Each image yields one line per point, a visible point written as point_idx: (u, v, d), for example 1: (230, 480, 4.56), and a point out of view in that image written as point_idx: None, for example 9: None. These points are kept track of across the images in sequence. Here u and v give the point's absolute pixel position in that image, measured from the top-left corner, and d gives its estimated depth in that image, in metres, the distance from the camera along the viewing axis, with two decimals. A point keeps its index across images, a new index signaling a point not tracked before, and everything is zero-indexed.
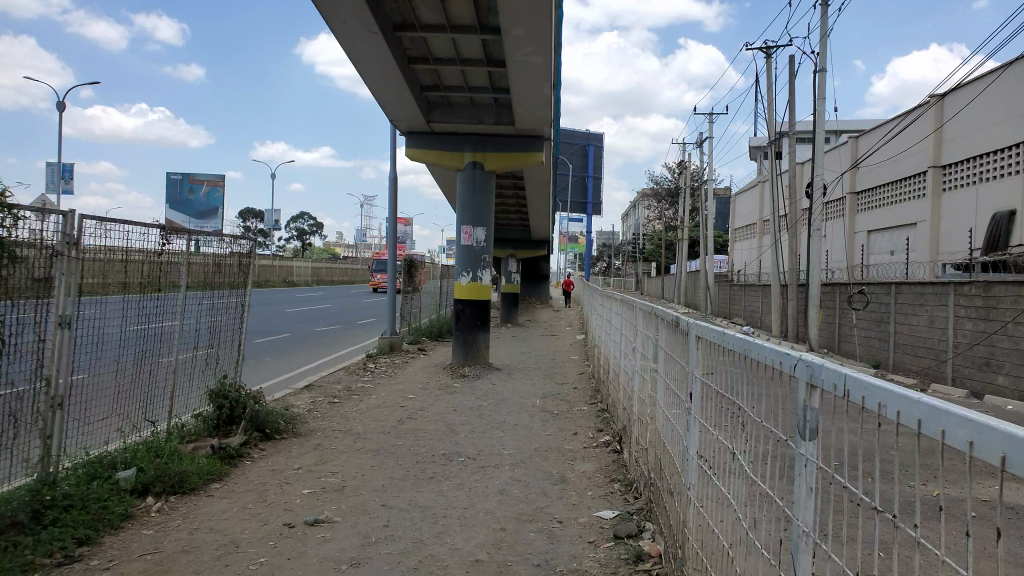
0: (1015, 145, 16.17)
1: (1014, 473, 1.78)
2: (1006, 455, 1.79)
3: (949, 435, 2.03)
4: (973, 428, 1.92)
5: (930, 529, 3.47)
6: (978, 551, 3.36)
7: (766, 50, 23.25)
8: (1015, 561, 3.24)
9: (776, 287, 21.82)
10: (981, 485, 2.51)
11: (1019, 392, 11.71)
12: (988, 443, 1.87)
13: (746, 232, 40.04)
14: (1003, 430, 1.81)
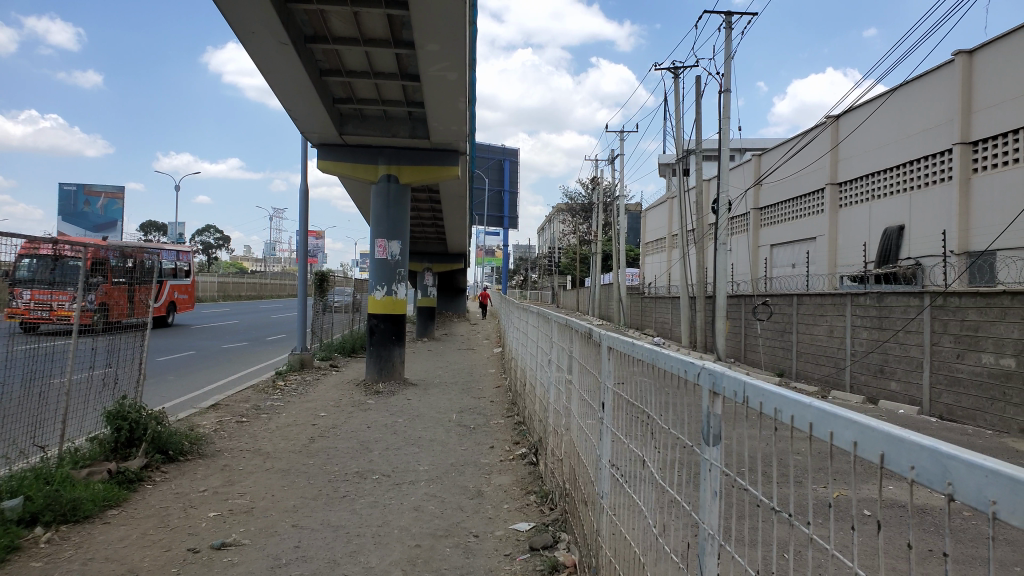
0: (905, 164, 17.32)
1: (890, 471, 1.89)
2: (883, 454, 1.90)
3: (837, 436, 2.16)
4: (857, 429, 2.05)
5: (828, 529, 3.65)
6: (872, 546, 3.57)
7: (674, 70, 24.09)
8: (905, 556, 3.44)
9: (686, 299, 22.50)
10: (873, 484, 2.66)
11: (909, 397, 12.48)
12: (871, 442, 1.99)
13: (657, 245, 41.21)
14: (882, 431, 1.93)
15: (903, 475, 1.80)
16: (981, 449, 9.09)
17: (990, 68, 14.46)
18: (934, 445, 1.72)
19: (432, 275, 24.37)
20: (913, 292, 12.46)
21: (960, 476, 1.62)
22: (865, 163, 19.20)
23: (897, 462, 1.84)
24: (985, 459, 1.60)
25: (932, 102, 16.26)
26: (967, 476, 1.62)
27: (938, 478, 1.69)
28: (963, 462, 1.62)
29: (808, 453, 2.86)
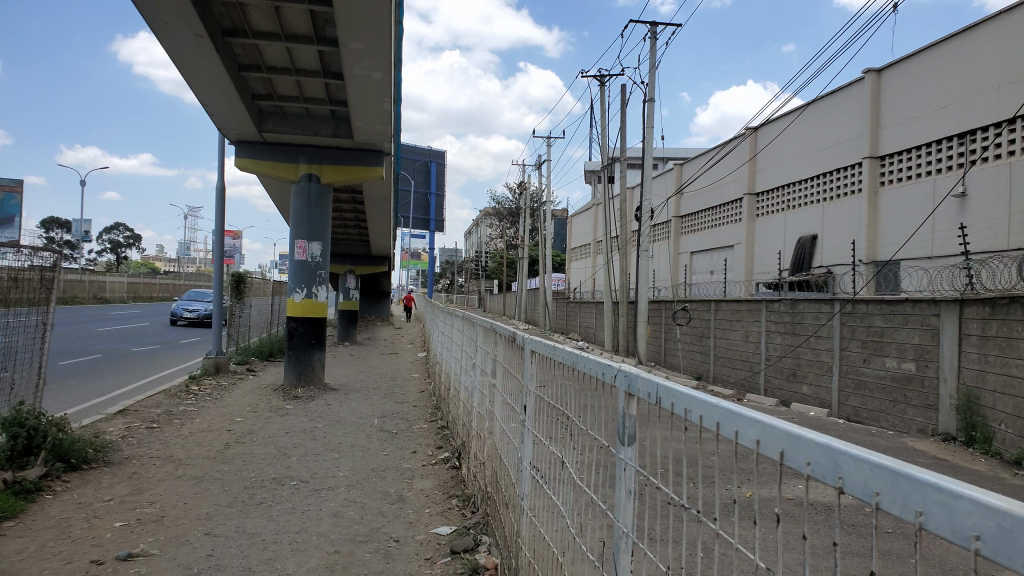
0: (818, 176, 18.09)
1: (788, 467, 2.00)
2: (783, 451, 2.01)
3: (743, 435, 2.26)
4: (760, 428, 2.16)
5: (738, 527, 3.78)
6: (781, 543, 3.71)
7: (600, 79, 24.54)
8: (807, 552, 3.60)
9: (609, 304, 22.90)
10: (775, 481, 2.78)
11: (819, 400, 13.05)
12: (772, 441, 2.09)
13: (583, 251, 41.81)
14: (782, 429, 2.03)
15: (799, 472, 1.90)
16: (884, 448, 9.58)
17: (896, 87, 15.27)
18: (826, 443, 1.81)
19: (354, 278, 24.02)
20: (824, 299, 13.00)
21: (848, 471, 1.71)
22: (781, 175, 19.98)
23: (795, 459, 1.94)
24: (872, 454, 1.70)
25: (843, 117, 17.04)
26: (856, 471, 1.71)
27: (830, 473, 1.78)
28: (850, 458, 1.71)
29: (719, 451, 2.96)
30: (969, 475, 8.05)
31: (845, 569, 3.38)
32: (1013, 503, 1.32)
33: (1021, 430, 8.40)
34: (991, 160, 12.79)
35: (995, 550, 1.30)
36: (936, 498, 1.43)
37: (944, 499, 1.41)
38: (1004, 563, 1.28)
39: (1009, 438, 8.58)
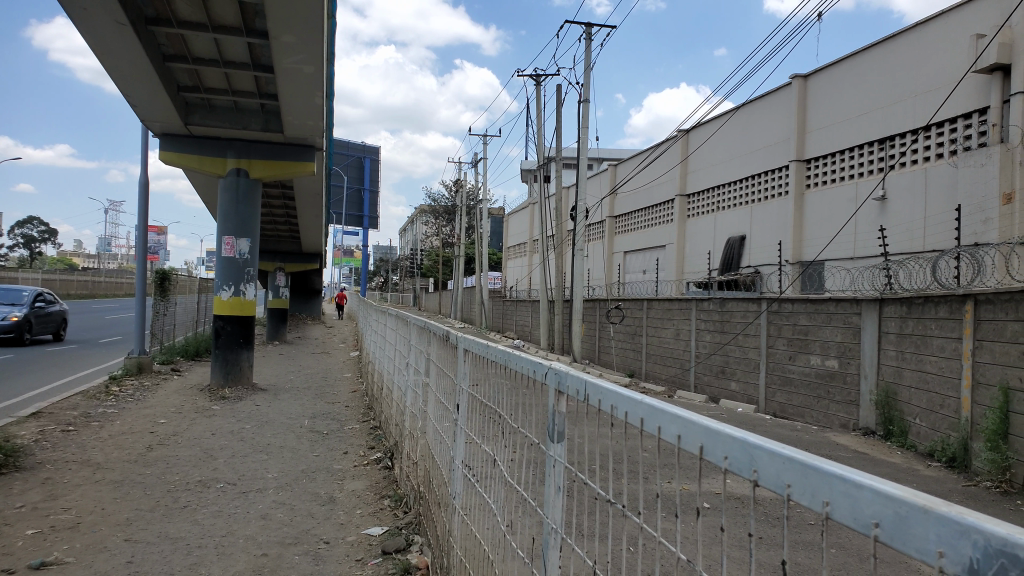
0: (747, 178, 18.63)
1: (707, 461, 2.07)
2: (702, 446, 2.07)
3: (665, 430, 2.34)
4: (681, 424, 2.23)
5: (663, 521, 3.88)
6: (705, 536, 3.82)
7: (535, 78, 24.68)
8: (726, 545, 3.72)
9: (544, 302, 23.08)
10: (698, 476, 2.86)
11: (747, 396, 13.46)
12: (692, 436, 2.16)
13: (518, 249, 42.02)
14: (701, 424, 2.10)
15: (718, 466, 1.96)
16: (807, 443, 9.94)
17: (820, 94, 15.86)
18: (743, 438, 1.87)
19: (284, 275, 23.50)
20: (752, 298, 13.38)
21: (763, 464, 1.77)
22: (711, 176, 20.51)
23: (714, 453, 2.01)
24: (784, 447, 1.76)
25: (771, 122, 17.61)
26: (770, 464, 1.77)
27: (746, 467, 1.85)
28: (765, 452, 1.77)
29: (647, 448, 3.03)
30: (885, 467, 8.44)
31: (763, 560, 3.51)
32: (908, 491, 1.39)
33: (934, 424, 8.85)
34: (910, 165, 13.37)
35: (892, 537, 1.36)
36: (841, 489, 1.50)
37: (848, 490, 1.48)
38: (900, 549, 1.35)
39: (923, 431, 9.07)
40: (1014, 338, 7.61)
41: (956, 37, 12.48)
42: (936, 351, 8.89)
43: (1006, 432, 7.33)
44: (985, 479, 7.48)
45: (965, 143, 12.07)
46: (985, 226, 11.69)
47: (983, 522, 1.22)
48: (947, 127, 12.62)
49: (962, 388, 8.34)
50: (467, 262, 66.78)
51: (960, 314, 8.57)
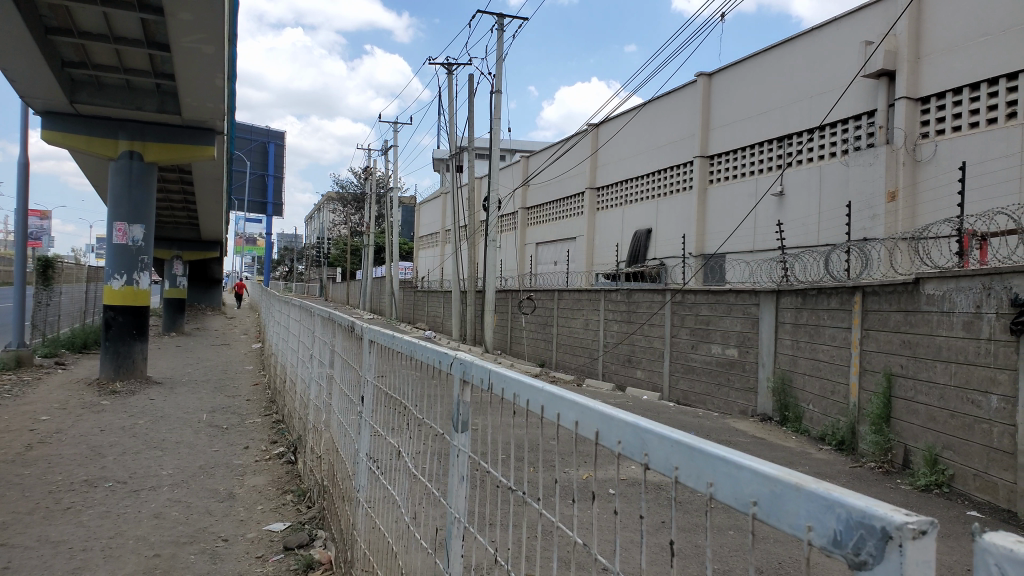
0: (656, 171, 19.12)
1: (603, 446, 2.12)
2: (597, 431, 2.13)
3: (564, 416, 2.41)
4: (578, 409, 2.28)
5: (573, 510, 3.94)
6: (610, 522, 3.93)
7: (448, 67, 24.46)
8: (628, 531, 3.82)
9: (456, 292, 23.01)
10: (601, 465, 2.92)
11: (652, 384, 13.87)
12: (588, 421, 2.22)
13: (430, 240, 41.78)
14: (596, 410, 2.15)
15: (611, 450, 2.02)
16: (708, 429, 10.33)
17: (723, 92, 16.43)
18: (635, 423, 1.93)
19: (182, 263, 22.46)
20: (657, 289, 13.75)
21: (652, 447, 1.83)
22: (620, 170, 20.97)
23: (609, 436, 2.06)
24: (672, 431, 1.83)
25: (677, 118, 18.14)
26: (660, 448, 1.83)
27: (637, 450, 1.90)
28: (654, 435, 1.83)
29: (550, 436, 3.07)
30: (780, 451, 8.89)
31: (666, 546, 3.64)
32: (783, 471, 1.46)
33: (825, 409, 9.37)
34: (806, 163, 14.03)
35: (767, 514, 1.43)
36: (724, 470, 1.56)
37: (729, 470, 1.54)
38: (775, 525, 1.42)
39: (816, 416, 9.59)
40: (896, 327, 8.11)
41: (847, 42, 13.11)
42: (828, 341, 9.39)
43: (889, 416, 8.00)
44: (870, 461, 8.07)
45: (856, 143, 12.79)
46: (872, 223, 12.29)
47: (846, 497, 1.30)
48: (840, 127, 13.29)
49: (851, 375, 8.84)
50: (377, 252, 65.74)
51: (849, 306, 9.08)
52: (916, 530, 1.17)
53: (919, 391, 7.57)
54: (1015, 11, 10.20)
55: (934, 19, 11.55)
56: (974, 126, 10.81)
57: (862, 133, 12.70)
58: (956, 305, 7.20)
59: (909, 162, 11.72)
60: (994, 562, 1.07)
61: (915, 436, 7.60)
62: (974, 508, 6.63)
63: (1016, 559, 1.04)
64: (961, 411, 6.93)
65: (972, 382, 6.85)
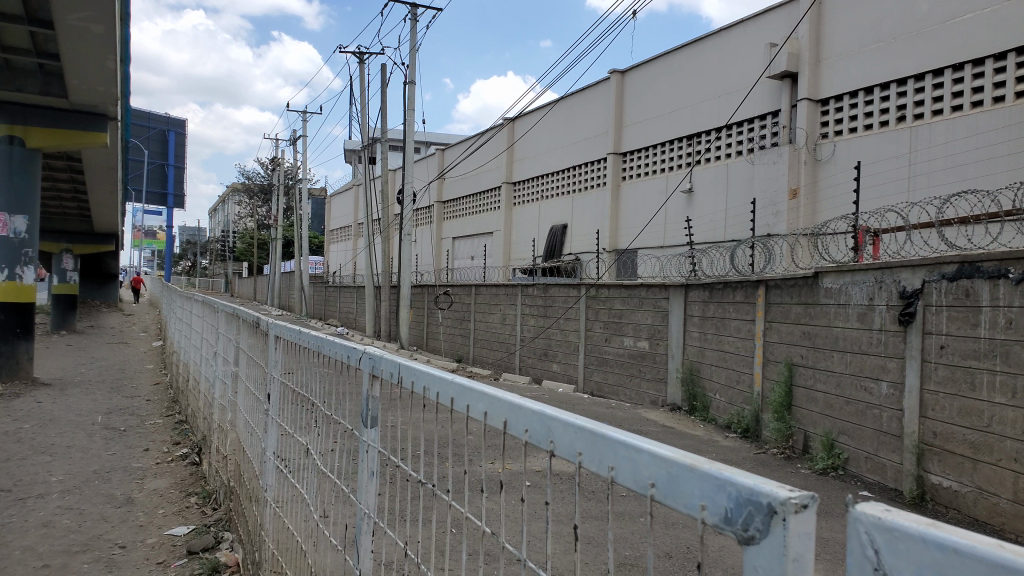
0: (570, 167, 19.36)
1: (512, 435, 2.20)
2: (507, 421, 2.21)
3: (474, 408, 2.48)
4: (488, 400, 2.36)
5: (488, 502, 3.95)
6: (527, 512, 3.96)
7: (358, 56, 23.98)
8: (542, 522, 3.86)
9: (369, 287, 22.65)
10: (509, 457, 2.92)
11: (567, 376, 14.06)
12: (499, 412, 2.30)
13: (341, 233, 40.97)
14: (505, 400, 2.23)
15: (520, 439, 2.10)
16: (621, 419, 10.56)
17: (635, 90, 16.78)
18: (541, 411, 2.01)
19: (73, 257, 21.18)
20: (572, 283, 13.93)
21: (557, 433, 1.91)
22: (535, 165, 21.14)
23: (518, 426, 2.14)
24: (577, 418, 1.90)
25: (591, 115, 18.43)
26: (564, 434, 1.90)
27: (544, 438, 1.97)
28: (559, 422, 1.91)
29: (464, 430, 3.05)
30: (689, 439, 9.17)
31: (583, 535, 3.70)
32: (678, 452, 1.51)
33: (731, 398, 9.73)
34: (713, 161, 14.51)
35: (664, 495, 1.49)
36: (623, 454, 1.62)
37: (629, 454, 1.60)
38: (670, 505, 1.48)
39: (722, 405, 9.95)
40: (796, 319, 8.49)
41: (751, 44, 13.60)
42: (734, 332, 9.75)
43: (791, 403, 8.36)
44: (774, 446, 8.43)
45: (761, 142, 13.32)
46: (775, 219, 12.81)
47: (735, 476, 1.34)
48: (745, 127, 13.81)
49: (754, 364, 9.20)
50: (287, 246, 64.02)
51: (753, 299, 9.42)
52: (797, 504, 1.21)
53: (817, 379, 7.96)
54: (904, 19, 10.82)
55: (831, 25, 12.11)
56: (868, 127, 11.43)
57: (766, 132, 13.24)
58: (851, 298, 7.58)
59: (809, 161, 12.28)
60: (866, 532, 1.11)
61: (815, 422, 7.98)
62: (867, 488, 7.04)
63: (884, 525, 1.09)
64: (855, 397, 7.32)
65: (865, 369, 7.23)
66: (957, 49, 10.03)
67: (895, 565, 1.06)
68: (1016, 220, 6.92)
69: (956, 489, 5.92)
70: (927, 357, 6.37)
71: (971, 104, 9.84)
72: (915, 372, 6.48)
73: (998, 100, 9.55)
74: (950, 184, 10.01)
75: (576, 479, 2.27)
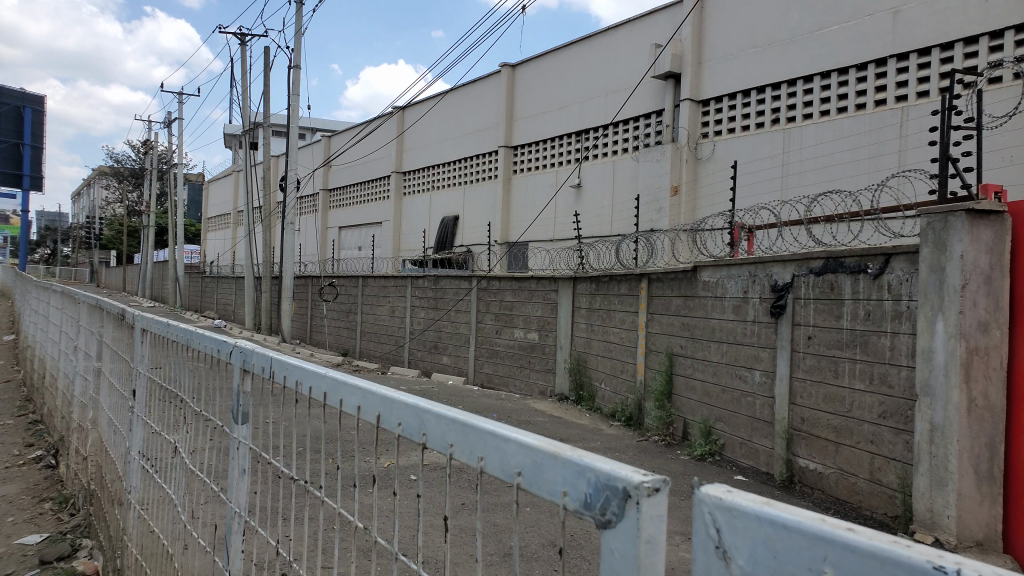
0: (462, 158, 19.32)
1: (385, 429, 2.18)
2: (379, 415, 2.19)
3: (347, 402, 2.43)
4: (361, 395, 2.34)
5: (369, 498, 3.89)
6: (411, 506, 3.95)
7: (241, 37, 22.89)
8: (426, 516, 3.84)
9: (251, 278, 21.75)
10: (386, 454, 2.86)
11: (457, 368, 14.07)
12: (371, 405, 2.28)
13: (219, 221, 39.19)
14: (378, 394, 2.21)
15: (392, 432, 2.09)
16: (508, 410, 10.67)
17: (527, 83, 16.93)
18: (414, 404, 2.01)
19: None
20: (463, 275, 13.91)
21: (430, 426, 1.91)
22: (426, 156, 20.96)
23: (390, 420, 2.13)
24: (449, 410, 1.91)
25: (483, 107, 18.47)
26: (437, 427, 1.91)
27: (417, 431, 1.98)
28: (432, 415, 1.91)
29: (343, 426, 2.97)
30: (575, 428, 9.38)
31: (467, 529, 3.73)
32: (543, 440, 1.55)
33: (615, 387, 10.04)
34: (602, 156, 14.87)
35: (530, 484, 1.52)
36: (493, 444, 1.65)
37: (498, 443, 1.62)
38: (535, 493, 1.51)
39: (607, 394, 10.23)
40: (676, 311, 8.84)
41: (638, 43, 14.00)
42: (618, 324, 10.04)
43: (670, 392, 8.73)
44: (654, 434, 8.76)
45: (646, 140, 13.76)
46: (658, 215, 13.27)
47: (594, 462, 1.38)
48: (631, 125, 14.20)
49: (637, 355, 9.52)
50: (160, 234, 60.67)
51: (636, 291, 9.73)
52: (649, 488, 1.24)
53: (696, 368, 8.32)
54: (779, 27, 11.44)
55: (713, 28, 12.62)
56: (745, 129, 12.02)
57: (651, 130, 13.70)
58: (727, 291, 7.96)
59: (691, 160, 12.79)
60: (709, 512, 1.16)
61: (693, 410, 8.37)
62: (740, 472, 7.45)
63: (724, 505, 1.13)
64: (730, 385, 7.70)
65: (739, 359, 7.62)
66: (825, 58, 10.69)
67: (732, 542, 1.10)
68: (874, 219, 7.42)
69: (821, 470, 6.34)
70: (796, 346, 6.78)
71: (837, 110, 10.52)
72: (785, 361, 6.88)
73: (861, 107, 10.26)
74: (818, 183, 10.68)
75: (453, 471, 2.26)
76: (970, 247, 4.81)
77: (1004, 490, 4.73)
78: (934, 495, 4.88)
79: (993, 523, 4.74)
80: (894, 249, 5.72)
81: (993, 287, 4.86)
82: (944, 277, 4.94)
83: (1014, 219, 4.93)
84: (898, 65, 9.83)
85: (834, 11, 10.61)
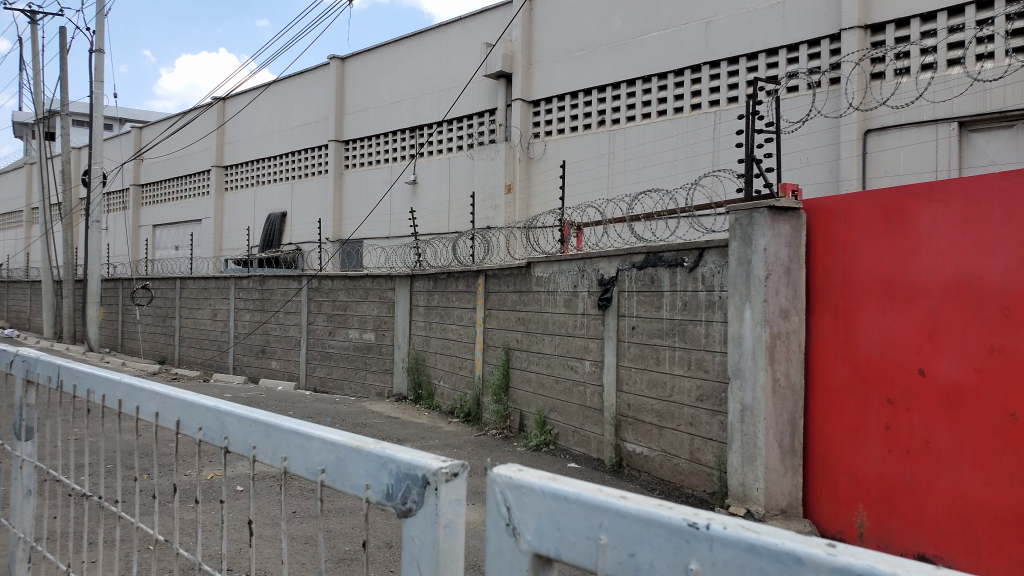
0: (290, 152, 18.55)
1: (185, 434, 2.04)
2: (179, 420, 2.04)
3: (144, 409, 2.24)
4: (160, 401, 2.16)
5: (186, 514, 3.64)
6: (236, 520, 3.76)
7: (31, 13, 20.51)
8: (253, 530, 3.66)
9: (49, 283, 19.65)
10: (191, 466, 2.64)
11: (287, 373, 13.53)
12: (171, 411, 2.11)
13: (9, 220, 35.06)
14: (178, 399, 2.05)
15: (193, 437, 1.95)
16: (342, 412, 10.42)
17: (359, 77, 16.58)
18: (215, 407, 1.88)
19: None
20: (292, 275, 13.38)
21: (232, 429, 1.80)
22: (250, 149, 19.95)
23: (191, 425, 1.99)
24: (252, 410, 1.81)
25: (312, 100, 17.86)
26: (239, 428, 1.81)
27: (218, 435, 1.86)
28: (234, 416, 1.80)
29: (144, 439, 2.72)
30: (412, 427, 9.34)
31: (300, 541, 3.61)
32: (347, 435, 1.51)
33: (453, 383, 10.10)
34: (437, 154, 14.88)
35: (333, 480, 1.48)
36: (297, 442, 1.58)
37: (300, 441, 1.56)
38: (339, 489, 1.46)
39: (445, 391, 10.28)
40: (512, 306, 9.04)
41: (469, 41, 14.11)
42: (456, 320, 10.12)
43: (507, 386, 8.94)
44: (494, 428, 8.98)
45: (479, 139, 13.92)
46: (494, 211, 13.52)
47: (395, 452, 1.36)
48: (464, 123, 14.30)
49: (476, 350, 9.69)
50: None
51: (473, 287, 9.86)
52: (447, 473, 1.24)
53: (531, 361, 8.55)
54: (604, 32, 11.97)
55: (542, 30, 12.98)
56: (574, 129, 12.48)
57: (484, 129, 13.86)
58: (558, 285, 8.22)
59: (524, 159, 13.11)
60: (499, 492, 1.16)
61: (528, 402, 8.61)
62: (572, 459, 7.78)
63: (514, 484, 1.15)
64: (563, 375, 8.01)
65: (571, 350, 7.95)
66: (646, 63, 11.32)
67: (521, 518, 1.12)
68: (687, 216, 7.96)
69: (647, 454, 6.66)
70: (622, 337, 7.14)
71: (657, 113, 11.20)
72: (612, 350, 7.23)
73: (677, 110, 10.97)
74: (640, 183, 11.32)
75: (260, 477, 2.15)
76: (771, 241, 5.24)
77: (802, 461, 5.24)
78: (745, 470, 5.31)
79: (794, 492, 5.25)
80: (707, 243, 6.01)
81: (792, 276, 5.33)
82: (750, 268, 5.36)
83: (806, 215, 5.40)
84: (710, 72, 10.60)
85: (653, 19, 11.25)
